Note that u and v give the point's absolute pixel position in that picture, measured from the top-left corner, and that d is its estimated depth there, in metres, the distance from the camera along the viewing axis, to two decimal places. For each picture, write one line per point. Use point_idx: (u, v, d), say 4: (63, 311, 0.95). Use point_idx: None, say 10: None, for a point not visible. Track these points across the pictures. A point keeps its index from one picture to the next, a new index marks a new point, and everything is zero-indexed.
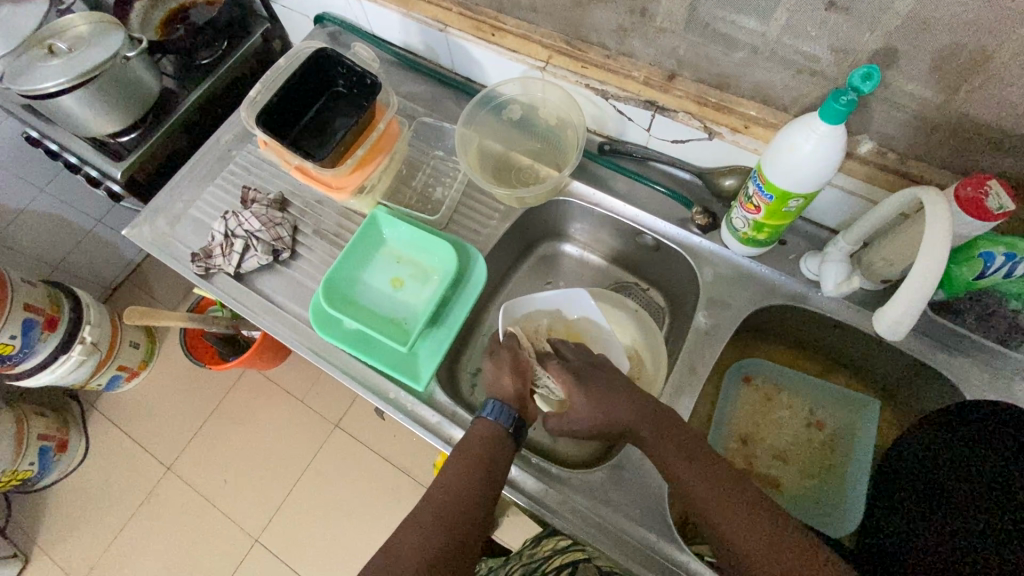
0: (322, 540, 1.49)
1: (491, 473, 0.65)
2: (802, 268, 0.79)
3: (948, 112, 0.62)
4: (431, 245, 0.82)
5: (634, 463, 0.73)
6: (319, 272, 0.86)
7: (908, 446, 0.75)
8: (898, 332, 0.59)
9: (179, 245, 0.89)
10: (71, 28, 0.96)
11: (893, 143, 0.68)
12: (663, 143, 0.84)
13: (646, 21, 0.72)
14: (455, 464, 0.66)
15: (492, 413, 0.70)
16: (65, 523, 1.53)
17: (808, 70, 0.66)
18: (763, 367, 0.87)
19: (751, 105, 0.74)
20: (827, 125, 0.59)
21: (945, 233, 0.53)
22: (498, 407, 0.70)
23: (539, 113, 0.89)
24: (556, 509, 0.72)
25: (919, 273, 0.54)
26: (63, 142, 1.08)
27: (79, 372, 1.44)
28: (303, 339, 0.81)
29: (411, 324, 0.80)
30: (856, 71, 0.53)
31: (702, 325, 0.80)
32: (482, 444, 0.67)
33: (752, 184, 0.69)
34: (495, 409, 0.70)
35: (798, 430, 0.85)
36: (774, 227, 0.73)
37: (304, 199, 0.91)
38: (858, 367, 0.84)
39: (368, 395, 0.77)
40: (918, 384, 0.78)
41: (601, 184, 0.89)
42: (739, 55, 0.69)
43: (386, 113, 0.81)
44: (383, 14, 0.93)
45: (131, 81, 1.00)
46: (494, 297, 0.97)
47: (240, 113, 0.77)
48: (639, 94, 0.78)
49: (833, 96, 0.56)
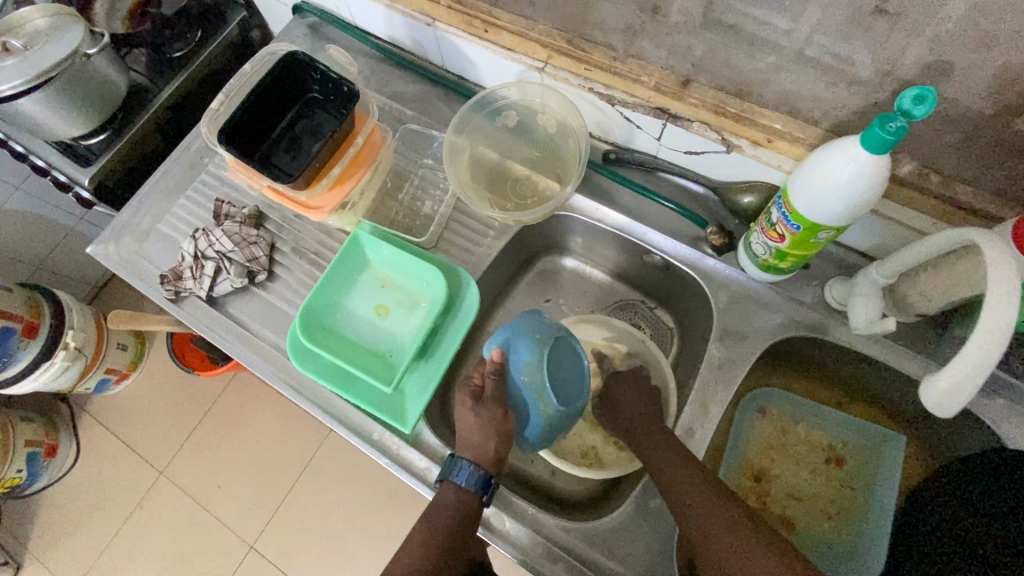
0: (318, 547, 1.46)
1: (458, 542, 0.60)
2: (827, 296, 0.72)
3: (1010, 131, 0.53)
4: (419, 269, 0.75)
5: (639, 514, 0.67)
6: (297, 295, 0.79)
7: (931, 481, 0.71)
8: (949, 413, 0.52)
9: (147, 264, 0.82)
10: (27, 22, 0.88)
11: (939, 163, 0.60)
12: (674, 154, 0.76)
13: (660, 19, 0.63)
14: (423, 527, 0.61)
15: (463, 475, 0.63)
16: (58, 528, 1.51)
17: (846, 79, 0.57)
18: (778, 397, 0.81)
19: (776, 117, 0.65)
20: (868, 153, 0.50)
21: (1002, 289, 0.47)
22: (470, 470, 0.63)
23: (537, 119, 0.80)
24: (554, 566, 0.66)
25: (984, 334, 0.47)
26: (28, 145, 1.00)
27: (64, 378, 1.39)
28: (280, 371, 0.75)
29: (397, 356, 0.74)
30: (906, 93, 0.45)
31: (715, 358, 0.73)
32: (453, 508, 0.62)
33: (776, 210, 0.61)
34: (463, 471, 0.63)
35: (815, 465, 0.79)
36: (799, 257, 0.65)
37: (281, 214, 0.83)
38: (884, 401, 0.77)
39: (351, 436, 0.71)
40: (951, 423, 0.71)
41: (606, 197, 0.81)
42: (767, 60, 0.60)
43: (366, 122, 0.73)
44: (366, 5, 0.83)
45: (95, 80, 0.92)
46: (489, 317, 0.90)
47: (203, 128, 0.69)
48: (649, 101, 0.70)
49: (877, 121, 0.48)
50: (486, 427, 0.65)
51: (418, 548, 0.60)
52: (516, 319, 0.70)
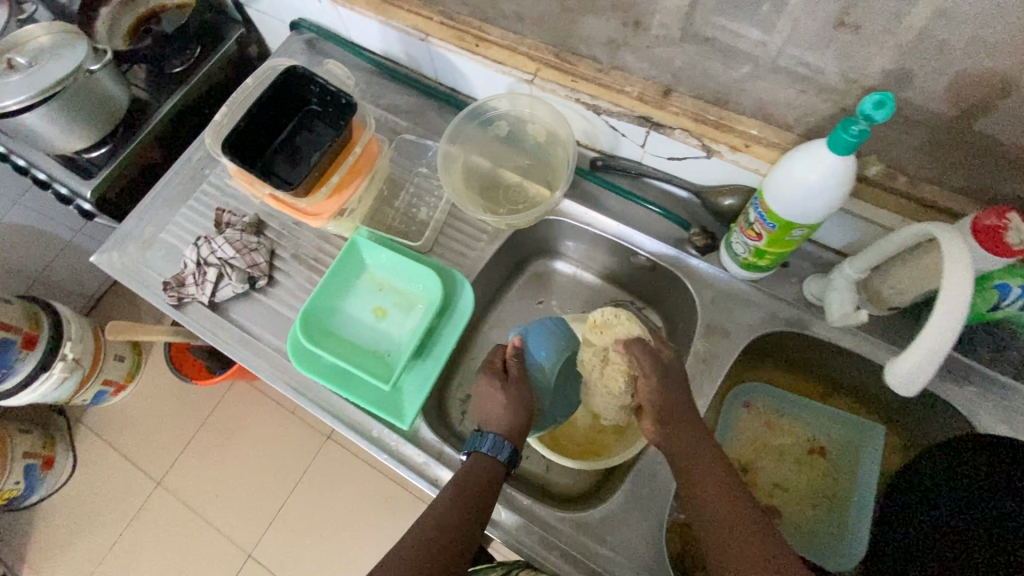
0: (316, 554, 1.46)
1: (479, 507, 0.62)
2: (805, 291, 0.75)
3: (966, 133, 0.57)
4: (416, 272, 0.78)
5: (630, 502, 0.70)
6: (297, 300, 0.82)
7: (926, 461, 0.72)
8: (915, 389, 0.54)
9: (150, 272, 0.84)
10: (32, 40, 0.91)
11: (904, 164, 0.64)
12: (659, 160, 0.79)
13: (641, 32, 0.67)
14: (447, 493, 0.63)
15: (487, 445, 0.68)
16: (54, 540, 1.50)
17: (815, 87, 0.61)
18: (761, 391, 0.84)
19: (753, 124, 0.69)
20: (835, 155, 0.54)
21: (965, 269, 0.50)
22: (495, 441, 0.68)
23: (527, 128, 0.84)
24: (549, 555, 0.68)
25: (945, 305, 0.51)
26: (30, 158, 1.02)
27: (61, 390, 1.39)
28: (281, 372, 0.77)
29: (394, 357, 0.76)
30: (867, 98, 0.49)
31: (700, 353, 0.76)
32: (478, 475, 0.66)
33: (753, 211, 0.65)
34: (487, 441, 0.68)
35: (799, 457, 0.82)
36: (776, 254, 0.68)
37: (281, 221, 0.86)
38: (862, 391, 0.80)
39: (351, 434, 0.73)
40: (925, 412, 0.75)
41: (594, 201, 0.84)
42: (741, 70, 0.64)
43: (363, 132, 0.76)
44: (362, 22, 0.87)
45: (97, 96, 0.95)
46: (483, 319, 0.93)
47: (206, 139, 0.72)
48: (633, 110, 0.74)
49: (842, 125, 0.52)
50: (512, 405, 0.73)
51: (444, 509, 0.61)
52: (545, 322, 0.81)
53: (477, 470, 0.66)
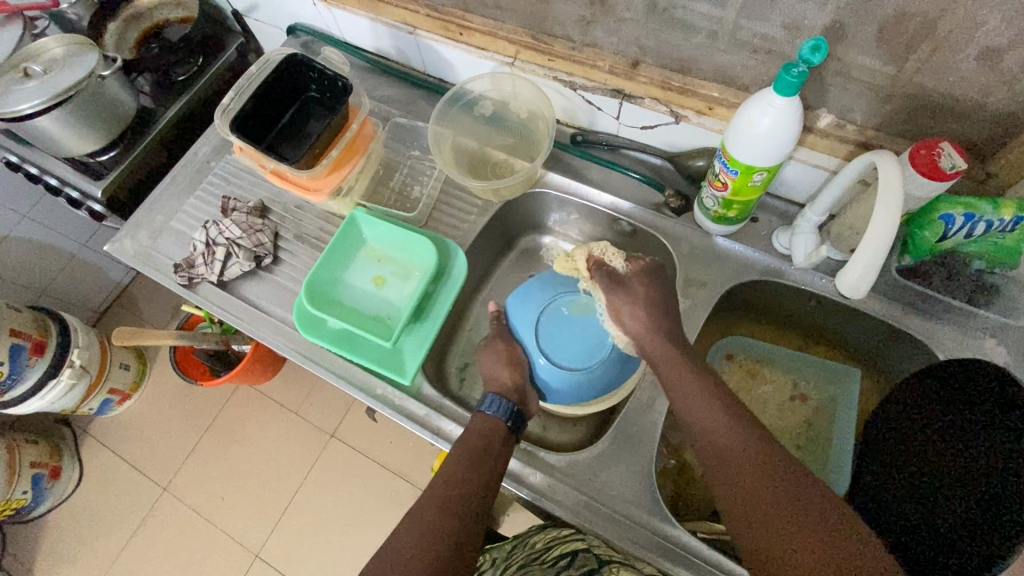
0: (323, 560, 1.40)
1: (481, 462, 0.67)
2: (774, 243, 0.81)
3: (898, 81, 0.64)
4: (410, 242, 0.84)
5: (623, 442, 0.75)
6: (302, 276, 0.87)
7: (905, 390, 0.72)
8: (860, 294, 0.64)
9: (162, 257, 0.90)
10: (45, 50, 0.95)
11: (851, 116, 0.70)
12: (633, 131, 0.86)
13: (607, 10, 0.73)
14: (455, 458, 0.68)
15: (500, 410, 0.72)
16: (61, 553, 1.46)
17: (764, 49, 0.68)
18: (742, 344, 0.89)
19: (714, 87, 0.75)
20: (782, 98, 0.61)
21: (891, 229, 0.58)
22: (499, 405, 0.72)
23: (510, 108, 0.91)
24: (551, 493, 0.73)
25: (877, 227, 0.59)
26: (43, 164, 1.07)
27: (68, 397, 1.36)
28: (289, 341, 0.82)
29: (394, 320, 0.82)
30: (805, 45, 0.56)
31: (680, 305, 0.82)
32: (479, 434, 0.70)
33: (718, 161, 0.72)
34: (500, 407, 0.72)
35: (782, 402, 0.86)
36: (743, 204, 0.75)
37: (283, 205, 0.92)
38: (834, 336, 0.86)
39: (356, 392, 0.78)
40: (893, 348, 0.79)
41: (577, 174, 0.91)
42: (699, 39, 0.71)
43: (358, 113, 0.83)
44: (353, 20, 0.94)
45: (108, 101, 0.99)
46: (479, 292, 0.98)
47: (216, 121, 0.80)
48: (605, 83, 0.80)
49: (784, 69, 0.59)
50: (509, 365, 0.79)
51: (458, 481, 0.65)
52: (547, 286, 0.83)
53: (479, 428, 0.71)
